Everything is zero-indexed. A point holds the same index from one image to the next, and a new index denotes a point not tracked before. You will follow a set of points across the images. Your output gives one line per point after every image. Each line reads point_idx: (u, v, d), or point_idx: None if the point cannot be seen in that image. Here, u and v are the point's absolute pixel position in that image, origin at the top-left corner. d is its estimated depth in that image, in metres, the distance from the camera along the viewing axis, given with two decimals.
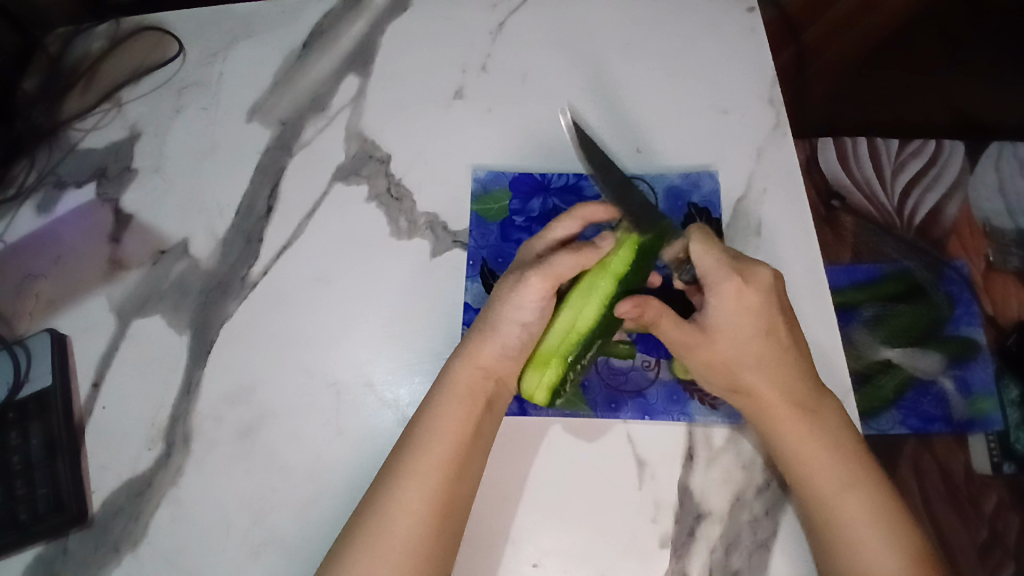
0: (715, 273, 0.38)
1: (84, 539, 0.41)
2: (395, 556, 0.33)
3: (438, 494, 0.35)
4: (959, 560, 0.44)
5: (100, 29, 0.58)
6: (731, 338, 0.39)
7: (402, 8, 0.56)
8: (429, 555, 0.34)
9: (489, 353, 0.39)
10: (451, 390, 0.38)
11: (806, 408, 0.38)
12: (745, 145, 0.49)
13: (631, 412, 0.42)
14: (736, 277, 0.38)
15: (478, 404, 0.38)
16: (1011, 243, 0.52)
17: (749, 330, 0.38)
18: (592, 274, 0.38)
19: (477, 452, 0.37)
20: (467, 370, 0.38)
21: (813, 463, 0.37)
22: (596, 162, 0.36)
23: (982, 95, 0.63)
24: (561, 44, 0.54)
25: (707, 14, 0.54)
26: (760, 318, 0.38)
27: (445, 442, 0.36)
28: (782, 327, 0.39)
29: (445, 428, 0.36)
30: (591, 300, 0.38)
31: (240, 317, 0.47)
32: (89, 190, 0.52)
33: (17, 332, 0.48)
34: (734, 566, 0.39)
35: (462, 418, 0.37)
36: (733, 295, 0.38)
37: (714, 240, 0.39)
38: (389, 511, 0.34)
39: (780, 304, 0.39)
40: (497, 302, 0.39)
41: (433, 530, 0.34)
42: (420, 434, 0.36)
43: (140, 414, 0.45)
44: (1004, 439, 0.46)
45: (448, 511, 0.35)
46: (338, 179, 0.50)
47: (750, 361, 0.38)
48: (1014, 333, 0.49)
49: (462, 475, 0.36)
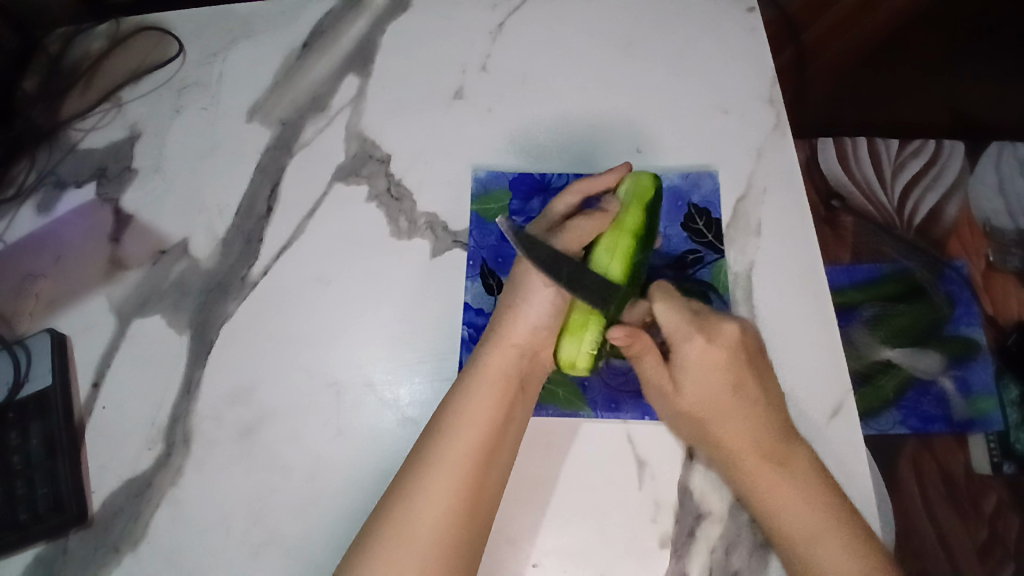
0: (678, 331, 0.40)
1: (84, 540, 0.41)
2: (421, 546, 0.33)
3: (469, 478, 0.35)
4: (957, 560, 0.44)
5: (100, 29, 0.58)
6: (697, 395, 0.40)
7: (402, 8, 0.56)
8: (458, 541, 0.34)
9: (523, 320, 0.40)
10: (484, 373, 0.38)
11: (775, 457, 0.38)
12: (745, 145, 0.49)
13: (632, 411, 0.42)
14: (699, 335, 0.40)
15: (511, 387, 0.38)
16: (1011, 243, 0.52)
17: (717, 385, 0.40)
18: (610, 236, 0.41)
19: (509, 437, 0.37)
20: (501, 351, 0.39)
21: (780, 502, 0.38)
22: (545, 260, 0.39)
23: (984, 92, 0.63)
24: (561, 45, 0.54)
25: (707, 14, 0.54)
26: (728, 373, 0.40)
27: (476, 425, 0.36)
28: (750, 381, 0.40)
29: (475, 413, 0.36)
30: (616, 257, 0.40)
31: (240, 317, 0.46)
32: (90, 190, 0.52)
33: (17, 332, 0.48)
34: (734, 566, 0.39)
35: (494, 403, 0.37)
36: (698, 352, 0.40)
37: (675, 300, 0.41)
38: (415, 500, 0.34)
39: (748, 359, 0.40)
40: (523, 276, 0.41)
41: (460, 520, 0.34)
42: (451, 418, 0.37)
43: (140, 414, 0.44)
44: (1004, 439, 0.46)
45: (478, 498, 0.35)
46: (338, 179, 0.50)
47: (716, 412, 0.40)
48: (1015, 333, 0.49)
49: (493, 460, 0.36)
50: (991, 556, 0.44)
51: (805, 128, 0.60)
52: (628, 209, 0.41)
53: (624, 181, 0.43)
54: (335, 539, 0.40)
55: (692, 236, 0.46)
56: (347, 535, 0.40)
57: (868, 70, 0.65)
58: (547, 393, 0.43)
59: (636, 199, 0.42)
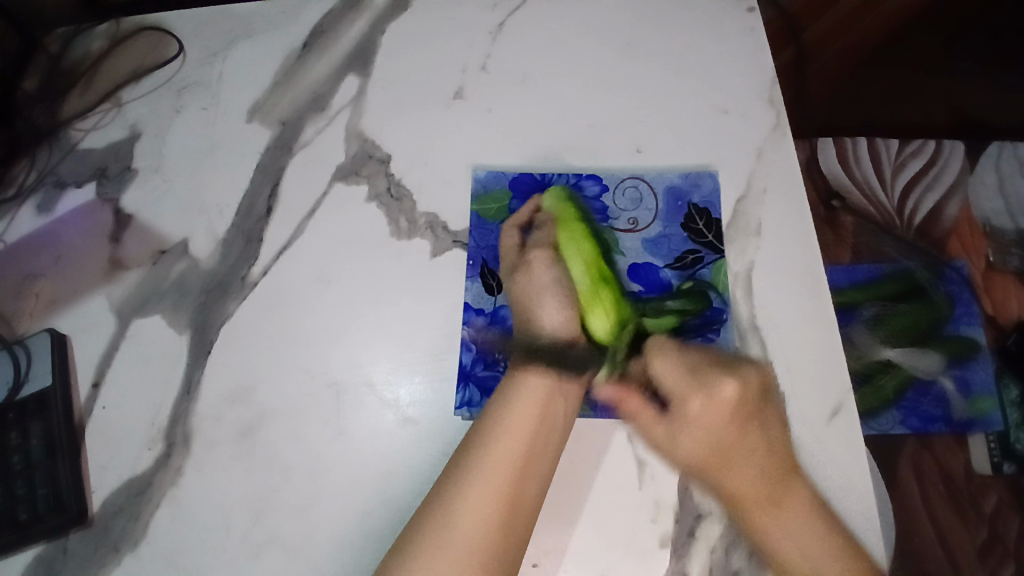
0: (676, 386, 0.42)
1: (84, 540, 0.41)
2: (458, 550, 0.35)
3: (509, 480, 0.37)
4: (959, 559, 0.44)
5: (100, 29, 0.58)
6: (697, 445, 0.41)
7: (402, 8, 0.56)
8: (498, 541, 0.36)
9: (542, 327, 0.43)
10: (525, 383, 0.41)
11: (774, 495, 0.39)
12: (745, 144, 0.49)
13: (632, 412, 0.42)
14: (697, 387, 0.42)
15: (551, 395, 0.41)
16: (1011, 243, 0.52)
17: (716, 437, 0.41)
18: (565, 233, 0.46)
19: (549, 446, 0.40)
20: (541, 364, 0.42)
21: (768, 530, 0.39)
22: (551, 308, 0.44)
23: (984, 92, 0.63)
24: (561, 44, 0.54)
25: (707, 14, 0.54)
26: (728, 424, 0.41)
27: (517, 433, 0.39)
28: (753, 427, 0.41)
29: (515, 423, 0.40)
30: (580, 245, 0.46)
31: (240, 316, 0.47)
32: (90, 190, 0.52)
33: (17, 332, 0.48)
34: (734, 566, 0.39)
35: (532, 414, 0.40)
36: (697, 407, 0.41)
37: (672, 355, 0.43)
38: (456, 505, 0.36)
39: (748, 408, 0.41)
40: (523, 289, 0.45)
41: (496, 524, 0.36)
42: (493, 428, 0.39)
43: (141, 413, 0.45)
44: (1004, 439, 0.46)
45: (518, 499, 0.37)
46: (338, 179, 0.50)
47: (715, 462, 0.40)
48: (1014, 333, 0.49)
49: (531, 466, 0.38)
50: (991, 556, 0.44)
51: (806, 128, 0.60)
52: (558, 208, 0.47)
53: (543, 200, 0.48)
54: (334, 539, 0.40)
55: (692, 236, 0.46)
56: (347, 535, 0.40)
57: (869, 69, 0.65)
58: None
59: (559, 203, 0.48)
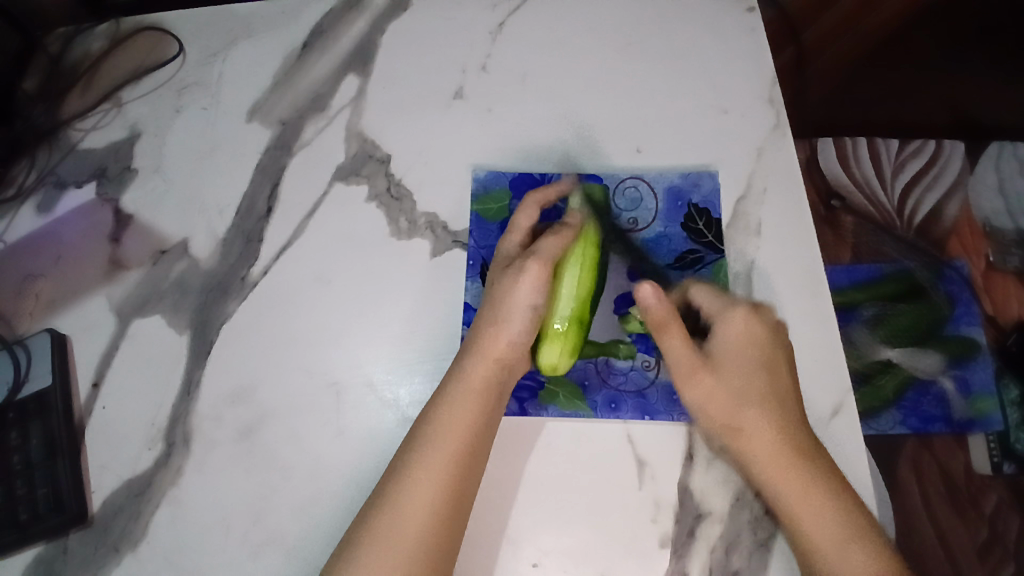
0: (719, 310, 0.43)
1: (84, 540, 0.41)
2: (402, 554, 0.33)
3: (449, 484, 0.36)
4: (959, 559, 0.44)
5: (99, 29, 0.58)
6: (734, 368, 0.41)
7: (401, 8, 0.56)
8: (433, 554, 0.34)
9: (502, 345, 0.40)
10: (461, 386, 0.39)
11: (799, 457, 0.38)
12: (745, 145, 0.49)
13: (632, 412, 0.42)
14: (738, 310, 0.43)
15: (490, 398, 0.39)
16: (1011, 243, 0.52)
17: (751, 362, 0.41)
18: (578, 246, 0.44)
19: (486, 446, 0.38)
20: (483, 364, 0.39)
21: (793, 493, 0.37)
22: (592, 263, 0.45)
23: (984, 93, 0.63)
24: (561, 45, 0.54)
25: (707, 13, 0.54)
26: (761, 352, 0.41)
27: (455, 435, 0.37)
28: (781, 369, 0.41)
29: (453, 423, 0.37)
30: (584, 268, 0.43)
31: (240, 316, 0.46)
32: (90, 190, 0.52)
33: (17, 332, 0.48)
34: (734, 566, 0.39)
35: (471, 413, 0.38)
36: (737, 326, 0.42)
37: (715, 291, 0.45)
38: (397, 509, 0.35)
39: (776, 342, 0.42)
40: (499, 297, 0.41)
41: (439, 528, 0.35)
42: (431, 429, 0.37)
43: (141, 414, 0.45)
44: (1004, 438, 0.46)
45: (453, 512, 0.35)
46: (338, 179, 0.50)
47: (747, 391, 0.40)
48: (1014, 333, 0.49)
49: (471, 468, 0.37)
50: (991, 556, 0.44)
51: (805, 128, 0.60)
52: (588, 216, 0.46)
53: (573, 195, 0.47)
54: (334, 539, 0.40)
55: (692, 236, 0.46)
56: None
57: (869, 69, 0.65)
58: (548, 393, 0.43)
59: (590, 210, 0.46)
